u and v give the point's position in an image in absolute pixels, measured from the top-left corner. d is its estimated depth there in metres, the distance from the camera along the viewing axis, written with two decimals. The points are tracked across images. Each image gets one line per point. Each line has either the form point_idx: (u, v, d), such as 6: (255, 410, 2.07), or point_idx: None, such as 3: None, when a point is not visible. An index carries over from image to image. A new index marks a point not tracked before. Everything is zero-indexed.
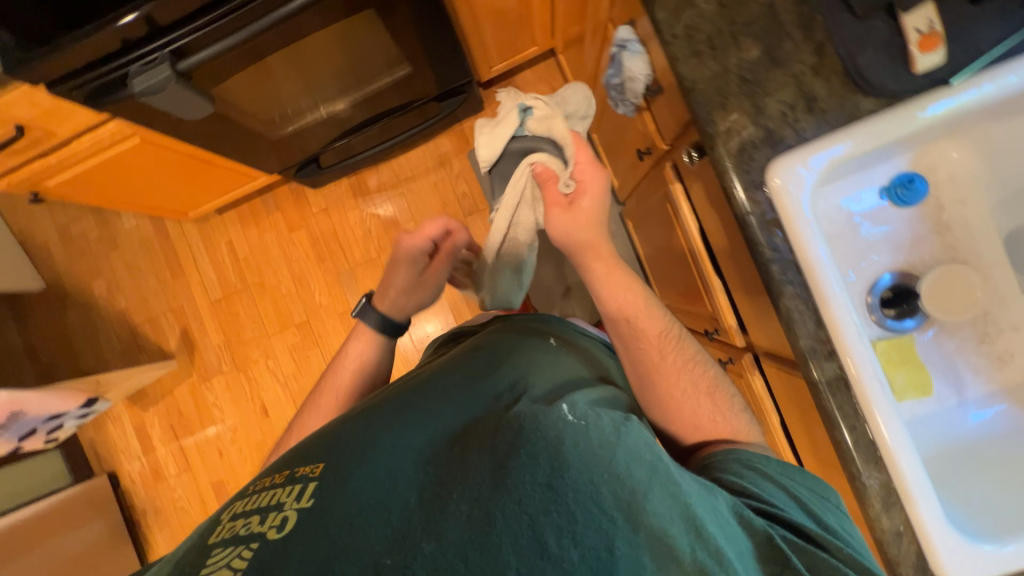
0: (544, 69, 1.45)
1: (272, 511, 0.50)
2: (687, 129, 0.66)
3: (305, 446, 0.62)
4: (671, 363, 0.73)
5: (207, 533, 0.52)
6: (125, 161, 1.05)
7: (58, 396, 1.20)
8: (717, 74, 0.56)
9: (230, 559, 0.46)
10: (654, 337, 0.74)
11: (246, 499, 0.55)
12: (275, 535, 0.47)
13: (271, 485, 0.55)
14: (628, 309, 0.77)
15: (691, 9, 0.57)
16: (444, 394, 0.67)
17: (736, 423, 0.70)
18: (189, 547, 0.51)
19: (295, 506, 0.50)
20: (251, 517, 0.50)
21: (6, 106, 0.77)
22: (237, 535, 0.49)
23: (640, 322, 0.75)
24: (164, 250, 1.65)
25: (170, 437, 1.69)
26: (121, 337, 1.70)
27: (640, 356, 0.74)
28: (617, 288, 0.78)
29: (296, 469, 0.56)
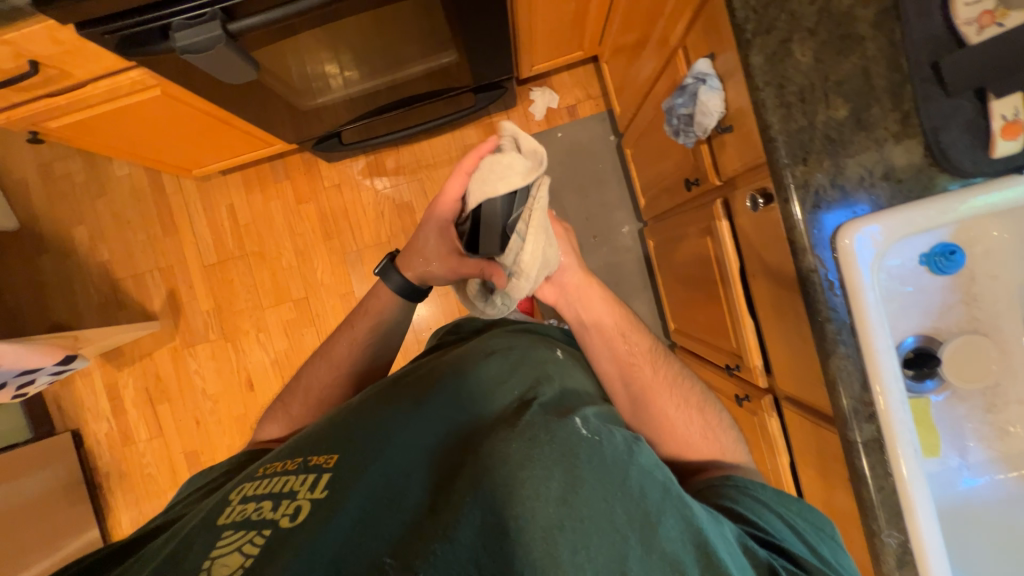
0: (582, 74, 1.43)
1: (285, 499, 0.47)
2: (754, 173, 0.66)
3: (313, 429, 0.58)
4: (658, 378, 0.70)
5: (214, 511, 0.49)
6: (139, 111, 0.97)
7: (34, 350, 1.11)
8: (803, 128, 0.56)
9: (242, 544, 0.44)
10: (642, 353, 0.73)
11: (255, 480, 0.51)
12: (287, 524, 0.45)
13: (281, 467, 0.52)
14: (618, 323, 0.76)
15: (787, 58, 0.56)
16: (459, 381, 0.61)
17: (725, 443, 0.66)
18: (195, 523, 0.48)
19: (308, 496, 0.47)
20: (262, 502, 0.48)
21: (23, 40, 0.70)
22: (246, 520, 0.46)
23: (629, 337, 0.75)
24: (157, 205, 1.56)
25: (144, 400, 1.61)
26: (100, 289, 1.59)
27: (625, 369, 0.72)
28: (602, 301, 0.77)
29: (308, 454, 0.52)
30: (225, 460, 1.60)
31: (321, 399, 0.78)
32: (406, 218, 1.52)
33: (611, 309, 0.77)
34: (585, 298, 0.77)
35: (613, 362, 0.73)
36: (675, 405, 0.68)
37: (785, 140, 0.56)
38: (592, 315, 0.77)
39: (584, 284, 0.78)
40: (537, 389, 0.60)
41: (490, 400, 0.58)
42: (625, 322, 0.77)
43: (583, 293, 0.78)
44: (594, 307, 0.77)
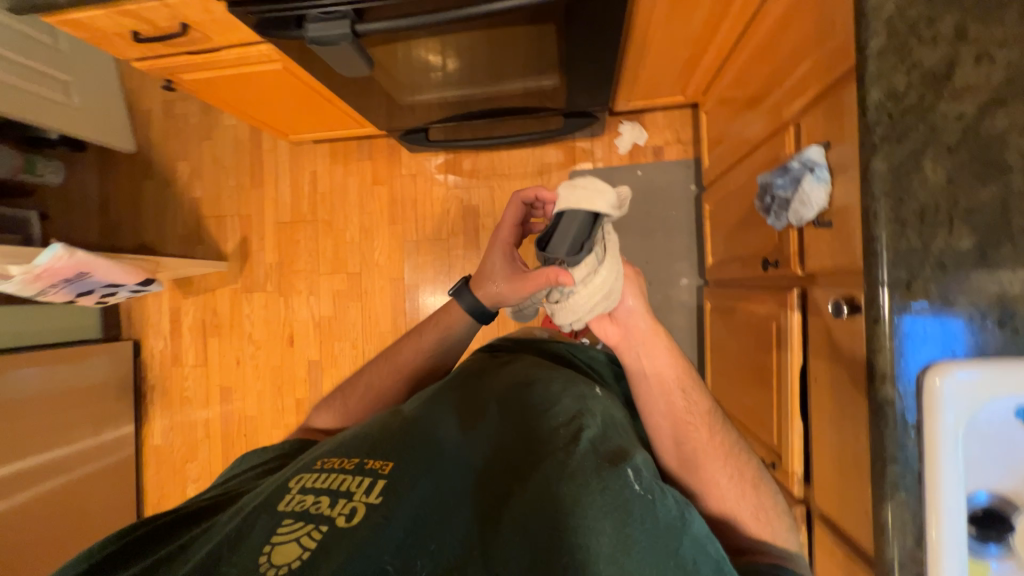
0: (677, 117, 1.39)
1: (342, 498, 0.51)
2: (844, 278, 0.61)
3: (366, 428, 0.62)
4: (713, 448, 0.66)
5: (274, 495, 0.53)
6: (259, 79, 1.05)
7: (123, 268, 1.23)
8: (915, 249, 0.51)
9: (301, 536, 0.48)
10: (698, 418, 0.67)
11: (311, 472, 0.55)
12: (344, 523, 0.49)
13: (339, 464, 0.56)
14: (679, 380, 0.70)
15: (914, 172, 0.51)
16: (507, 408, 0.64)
17: (777, 528, 0.63)
18: (257, 505, 0.52)
19: (364, 499, 0.51)
20: (320, 497, 0.52)
21: (182, 6, 0.78)
22: (305, 511, 0.50)
23: (688, 394, 0.69)
24: (251, 158, 1.68)
25: (198, 330, 1.75)
26: (187, 222, 1.75)
27: (680, 431, 0.67)
28: (664, 352, 0.70)
29: (364, 457, 0.56)
30: (253, 403, 1.71)
31: (354, 386, 0.81)
32: (469, 221, 1.55)
33: (673, 360, 0.71)
34: (648, 343, 0.71)
35: (667, 419, 0.68)
36: (729, 480, 0.64)
37: (890, 257, 0.52)
38: (653, 364, 0.70)
39: (649, 330, 0.71)
40: (582, 420, 0.60)
41: (534, 429, 0.60)
42: (684, 378, 0.70)
43: (649, 339, 0.71)
44: (656, 356, 0.70)
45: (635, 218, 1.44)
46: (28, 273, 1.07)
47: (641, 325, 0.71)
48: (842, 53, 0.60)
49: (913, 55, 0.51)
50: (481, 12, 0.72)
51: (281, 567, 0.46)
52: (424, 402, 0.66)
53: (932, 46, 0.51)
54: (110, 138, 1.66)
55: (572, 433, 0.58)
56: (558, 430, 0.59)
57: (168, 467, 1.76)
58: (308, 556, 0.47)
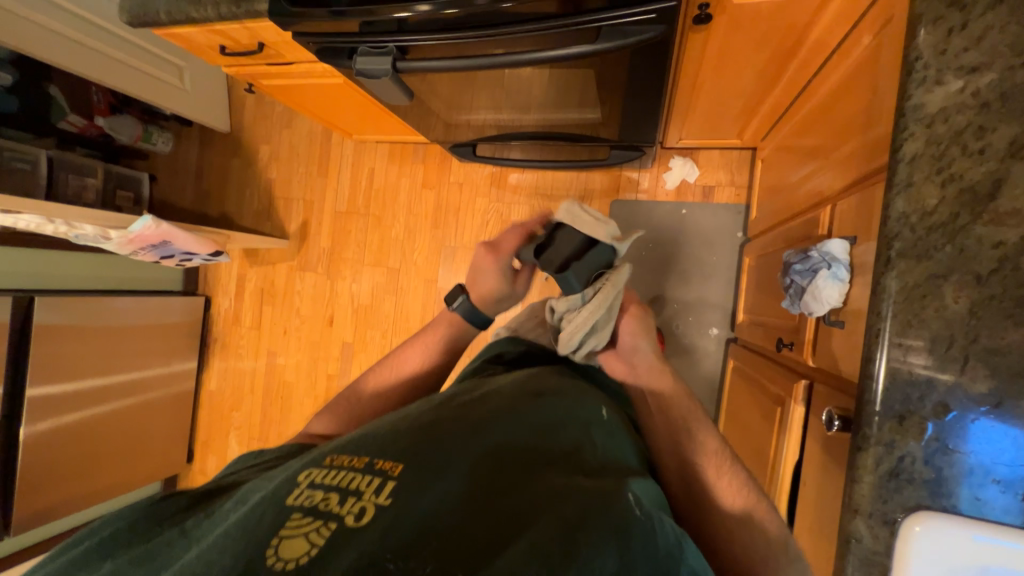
0: (733, 159, 1.32)
1: (353, 495, 0.43)
2: (846, 390, 0.56)
3: (369, 428, 0.56)
4: (721, 487, 0.59)
5: (279, 488, 0.46)
6: (324, 89, 1.15)
7: (198, 240, 1.41)
8: (917, 382, 0.46)
9: (309, 532, 0.40)
10: (703, 451, 0.62)
11: (322, 468, 0.48)
12: (354, 522, 0.41)
13: (348, 461, 0.48)
14: (680, 409, 0.67)
15: (931, 297, 0.46)
16: (519, 417, 0.57)
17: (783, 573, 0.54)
18: (262, 500, 0.45)
19: (374, 499, 0.43)
20: (330, 493, 0.44)
21: (258, 30, 0.87)
22: (314, 508, 0.43)
23: (692, 425, 0.65)
24: (321, 149, 1.83)
25: (257, 297, 1.95)
26: (262, 199, 1.95)
27: (680, 459, 0.62)
28: (666, 381, 0.71)
29: (376, 455, 0.49)
30: (292, 371, 1.88)
31: (354, 389, 0.88)
32: None
33: (677, 389, 0.70)
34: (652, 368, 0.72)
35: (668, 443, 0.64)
36: (742, 523, 0.56)
37: (885, 385, 0.47)
38: (657, 389, 0.70)
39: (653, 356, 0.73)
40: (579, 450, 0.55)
41: (546, 448, 0.53)
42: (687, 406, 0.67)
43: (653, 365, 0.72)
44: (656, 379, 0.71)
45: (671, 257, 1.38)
46: (123, 236, 1.26)
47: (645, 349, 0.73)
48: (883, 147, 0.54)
49: (952, 167, 0.46)
50: (514, 60, 0.74)
51: (287, 565, 0.38)
52: (432, 404, 0.59)
53: (976, 160, 0.45)
54: (209, 119, 1.89)
55: (574, 464, 0.52)
56: (563, 455, 0.53)
57: (218, 412, 2.00)
58: (314, 554, 0.39)
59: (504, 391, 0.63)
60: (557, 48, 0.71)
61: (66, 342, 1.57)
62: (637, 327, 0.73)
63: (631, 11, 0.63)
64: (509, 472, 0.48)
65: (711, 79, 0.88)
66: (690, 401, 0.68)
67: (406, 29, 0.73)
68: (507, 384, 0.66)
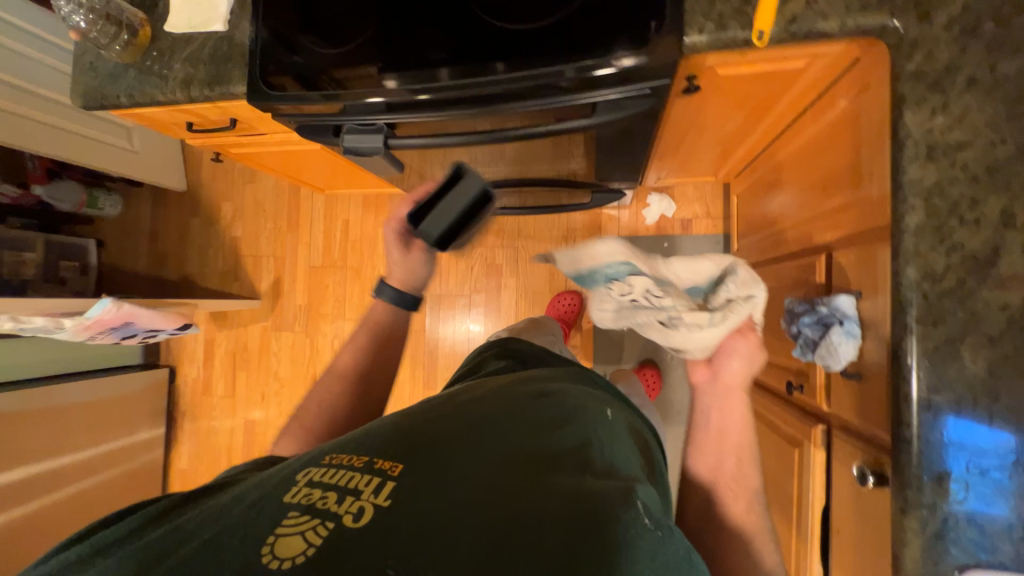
0: (707, 192, 1.38)
1: (351, 494, 0.41)
2: (873, 444, 0.58)
3: (373, 428, 0.53)
4: (749, 512, 0.65)
5: (275, 488, 0.44)
6: (300, 153, 1.11)
7: (163, 316, 1.30)
8: (950, 443, 0.48)
9: (305, 530, 0.38)
10: (748, 485, 0.67)
11: (322, 467, 0.46)
12: (350, 522, 0.39)
13: (348, 460, 0.46)
14: (748, 445, 0.69)
15: (951, 360, 0.48)
16: (521, 413, 0.55)
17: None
18: (257, 499, 0.43)
19: (373, 500, 0.41)
20: (328, 493, 0.42)
21: (232, 108, 0.83)
22: (310, 506, 0.41)
23: (743, 465, 0.68)
24: (290, 203, 1.77)
25: (229, 362, 1.83)
26: (227, 258, 1.84)
27: (728, 485, 0.67)
28: (743, 419, 0.71)
29: (377, 454, 0.46)
30: (274, 438, 1.76)
31: None
32: (492, 278, 1.55)
33: (745, 427, 0.71)
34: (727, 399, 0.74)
35: (720, 471, 0.68)
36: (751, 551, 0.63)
37: (920, 448, 0.49)
38: (723, 420, 0.71)
39: (735, 392, 0.73)
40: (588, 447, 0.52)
41: (550, 445, 0.50)
42: (751, 446, 0.69)
43: (727, 396, 0.73)
44: (734, 412, 0.71)
45: None
46: (79, 324, 1.15)
47: (729, 382, 0.73)
48: (879, 210, 0.58)
49: (953, 237, 0.49)
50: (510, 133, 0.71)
51: (282, 563, 0.36)
52: (432, 406, 0.57)
53: (973, 230, 0.48)
54: (164, 179, 1.78)
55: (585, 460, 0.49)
56: (570, 451, 0.50)
57: None
58: (306, 554, 0.37)
59: (504, 389, 0.62)
60: (556, 121, 0.70)
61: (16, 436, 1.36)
62: (730, 357, 0.74)
63: (629, 87, 0.62)
64: (515, 470, 0.45)
65: (691, 132, 0.91)
66: (750, 439, 0.70)
67: (393, 108, 0.70)
68: (509, 382, 0.65)
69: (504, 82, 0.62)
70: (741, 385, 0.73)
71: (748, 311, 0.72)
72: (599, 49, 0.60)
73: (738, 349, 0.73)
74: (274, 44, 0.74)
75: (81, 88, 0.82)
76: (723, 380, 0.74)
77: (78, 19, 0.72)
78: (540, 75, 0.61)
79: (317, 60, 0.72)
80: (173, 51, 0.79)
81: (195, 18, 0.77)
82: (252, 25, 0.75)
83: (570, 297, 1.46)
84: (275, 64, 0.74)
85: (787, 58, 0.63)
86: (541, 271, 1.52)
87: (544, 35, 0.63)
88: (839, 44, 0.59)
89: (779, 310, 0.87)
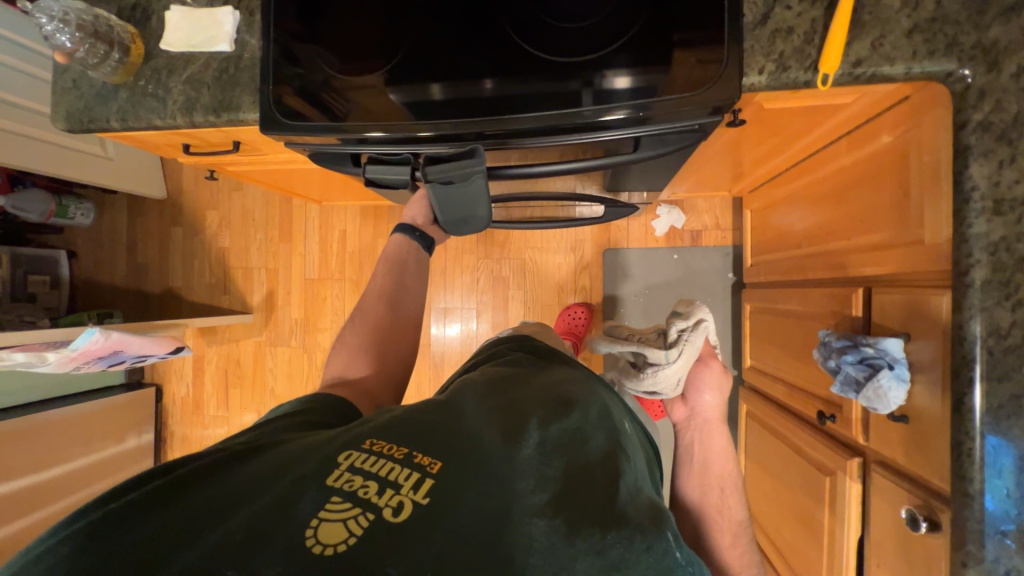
0: (716, 204, 1.37)
1: (391, 488, 0.40)
2: (927, 490, 0.58)
3: (403, 413, 0.51)
4: (738, 543, 0.68)
5: (310, 468, 0.42)
6: (303, 171, 1.04)
7: (154, 341, 1.23)
8: (1016, 498, 0.48)
9: (346, 519, 0.37)
10: (733, 517, 0.71)
11: (361, 449, 0.44)
12: (390, 517, 0.38)
13: (388, 447, 0.44)
14: (728, 479, 0.75)
15: (1017, 416, 0.48)
16: (552, 417, 0.54)
17: None
18: (296, 478, 0.41)
19: (412, 496, 0.40)
20: (368, 481, 0.40)
21: (238, 132, 0.77)
22: (351, 493, 0.39)
23: (728, 496, 0.73)
24: (282, 212, 1.68)
25: (221, 379, 1.74)
26: (215, 270, 1.74)
27: (717, 520, 0.71)
28: (721, 452, 0.77)
29: (415, 447, 0.45)
30: None
31: None
32: (499, 291, 1.52)
33: (726, 461, 0.77)
34: (707, 434, 0.80)
35: (706, 504, 0.73)
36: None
37: (985, 504, 0.49)
38: (705, 455, 0.77)
39: (710, 428, 0.80)
40: (619, 458, 0.51)
41: (579, 451, 0.50)
42: (731, 479, 0.75)
43: (705, 433, 0.80)
44: (711, 447, 0.78)
45: (669, 303, 1.41)
46: (63, 356, 1.07)
47: (705, 420, 0.80)
48: (933, 254, 0.57)
49: (1019, 292, 0.48)
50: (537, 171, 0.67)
51: (325, 550, 0.35)
52: (461, 402, 0.55)
53: None
54: (141, 187, 1.66)
55: (614, 471, 0.48)
56: (600, 460, 0.50)
57: None
58: (348, 543, 0.36)
59: (530, 388, 0.60)
60: (586, 156, 0.67)
61: (28, 451, 1.34)
62: (704, 394, 0.81)
63: (675, 127, 0.59)
64: (550, 479, 0.45)
65: (717, 155, 0.90)
66: (732, 474, 0.76)
67: (416, 141, 0.65)
68: (534, 381, 0.64)
69: (535, 120, 0.59)
70: (716, 420, 0.81)
71: (701, 342, 0.79)
72: (651, 86, 0.57)
73: (707, 385, 0.82)
74: (282, 61, 0.67)
75: (64, 110, 0.74)
76: (699, 418, 0.81)
77: (64, 39, 0.65)
78: (569, 117, 0.58)
79: (336, 86, 0.66)
80: (171, 72, 0.72)
81: (194, 37, 0.70)
82: (260, 44, 0.69)
83: (581, 309, 1.43)
84: (286, 87, 0.67)
85: (837, 96, 0.61)
86: (549, 283, 1.49)
87: (591, 70, 0.58)
88: (895, 84, 0.57)
89: (806, 336, 0.88)
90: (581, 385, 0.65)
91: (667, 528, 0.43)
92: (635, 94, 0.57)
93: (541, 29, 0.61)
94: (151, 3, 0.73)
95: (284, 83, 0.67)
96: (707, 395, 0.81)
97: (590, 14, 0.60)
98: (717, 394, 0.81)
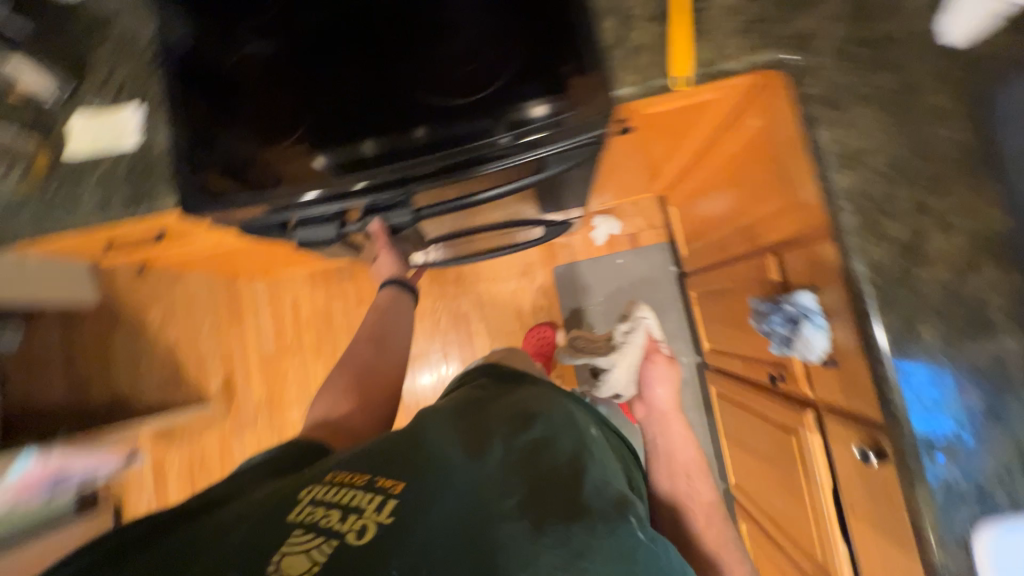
0: (645, 206, 1.46)
1: (354, 512, 0.41)
2: (865, 426, 0.63)
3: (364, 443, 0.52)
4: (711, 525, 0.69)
5: (274, 510, 0.43)
6: (239, 248, 1.04)
7: (103, 454, 1.15)
8: (933, 413, 0.53)
9: (311, 549, 0.39)
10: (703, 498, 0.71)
11: (323, 484, 0.45)
12: (354, 542, 0.39)
13: (349, 476, 0.45)
14: (694, 461, 0.75)
15: (912, 338, 0.54)
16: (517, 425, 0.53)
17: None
18: (262, 520, 0.42)
19: (375, 517, 0.41)
20: (330, 510, 0.42)
21: (161, 221, 0.77)
22: (315, 525, 0.40)
23: (694, 481, 0.73)
24: (228, 294, 1.64)
25: (187, 482, 1.62)
26: (165, 368, 1.66)
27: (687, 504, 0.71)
28: (682, 436, 0.78)
29: (375, 472, 0.46)
30: None
31: None
32: (461, 329, 1.53)
33: (687, 447, 0.77)
34: (664, 425, 0.81)
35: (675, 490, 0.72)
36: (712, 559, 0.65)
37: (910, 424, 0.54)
38: (667, 442, 0.78)
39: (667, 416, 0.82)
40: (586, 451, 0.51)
41: (545, 452, 0.50)
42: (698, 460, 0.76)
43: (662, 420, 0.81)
44: (673, 434, 0.78)
45: (624, 306, 1.47)
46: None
47: (660, 410, 0.82)
48: (814, 213, 0.65)
49: (883, 231, 0.55)
50: (466, 201, 0.72)
51: None
52: (425, 423, 0.55)
53: (897, 222, 0.55)
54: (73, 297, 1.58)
55: (580, 463, 0.48)
56: (567, 457, 0.49)
57: None
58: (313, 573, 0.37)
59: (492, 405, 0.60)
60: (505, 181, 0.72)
61: None
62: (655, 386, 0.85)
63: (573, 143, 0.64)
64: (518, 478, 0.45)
65: (624, 161, 0.97)
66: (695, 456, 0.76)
67: (338, 195, 0.66)
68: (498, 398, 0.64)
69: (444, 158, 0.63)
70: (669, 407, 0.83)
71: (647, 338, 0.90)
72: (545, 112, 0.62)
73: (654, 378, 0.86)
74: (194, 146, 0.69)
75: None
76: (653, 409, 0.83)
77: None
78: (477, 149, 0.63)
79: (253, 162, 0.69)
80: (82, 176, 0.72)
81: (100, 139, 0.72)
82: (170, 135, 0.71)
83: (544, 329, 1.45)
84: (205, 171, 0.69)
85: (704, 96, 0.69)
86: (509, 310, 1.52)
87: (487, 107, 0.64)
88: (746, 80, 0.65)
89: (743, 309, 0.94)
90: (543, 393, 0.65)
91: (633, 515, 0.43)
92: (551, 117, 0.62)
93: (436, 78, 0.66)
94: (54, 115, 0.74)
95: (202, 168, 0.69)
96: (655, 387, 0.85)
97: (477, 57, 0.66)
98: (665, 385, 0.84)
